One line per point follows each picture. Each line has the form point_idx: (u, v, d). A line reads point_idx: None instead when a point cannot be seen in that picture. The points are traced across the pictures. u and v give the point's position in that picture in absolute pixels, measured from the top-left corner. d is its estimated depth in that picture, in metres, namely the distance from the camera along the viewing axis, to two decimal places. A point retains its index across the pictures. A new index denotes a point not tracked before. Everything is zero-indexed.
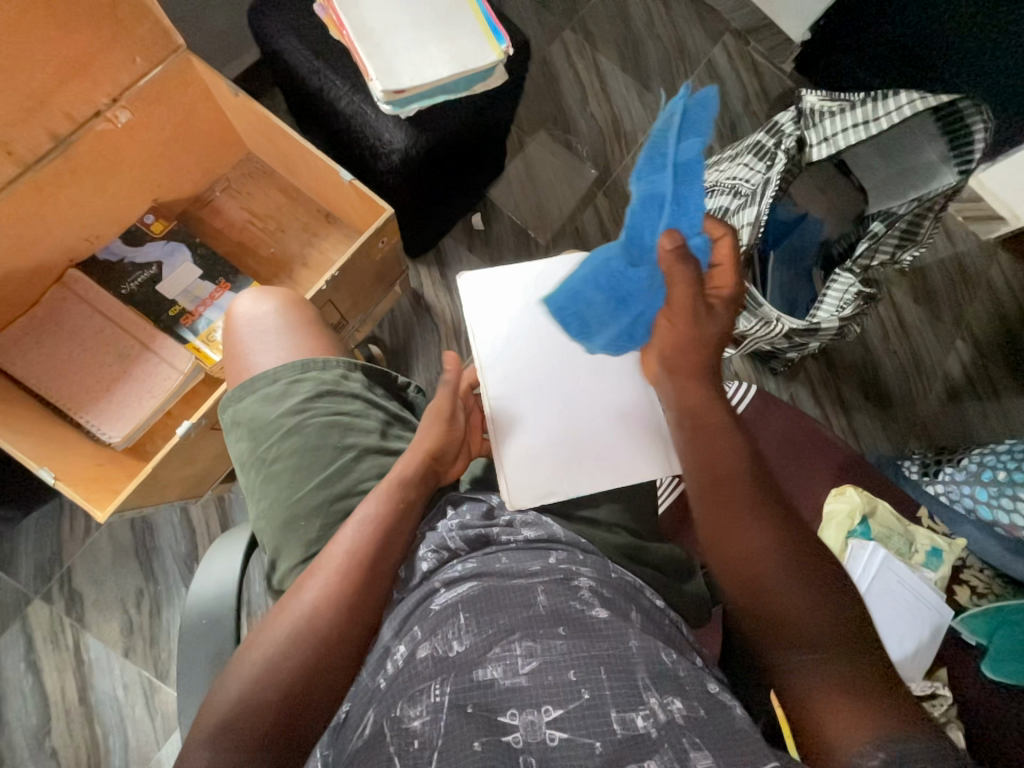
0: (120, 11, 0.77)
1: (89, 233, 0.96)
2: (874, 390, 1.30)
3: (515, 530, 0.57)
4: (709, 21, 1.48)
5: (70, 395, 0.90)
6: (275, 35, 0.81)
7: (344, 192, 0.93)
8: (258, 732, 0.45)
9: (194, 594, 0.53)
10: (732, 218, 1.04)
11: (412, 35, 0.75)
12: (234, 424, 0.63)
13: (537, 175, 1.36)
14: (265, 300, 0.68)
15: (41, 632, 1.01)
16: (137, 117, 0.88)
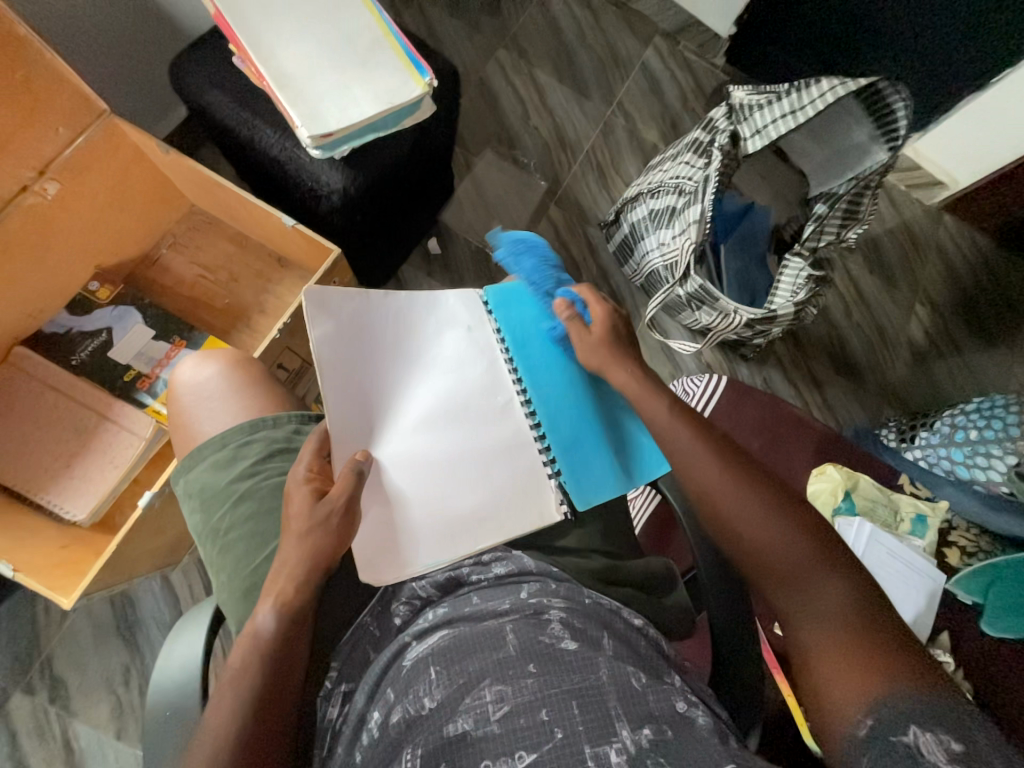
0: (34, 86, 0.76)
1: (33, 308, 0.93)
2: (843, 363, 1.32)
3: (485, 567, 0.56)
4: (638, 25, 1.51)
5: (29, 477, 0.87)
6: (199, 90, 0.81)
7: (290, 236, 0.92)
8: None
9: (161, 679, 0.51)
10: (680, 216, 1.06)
11: (333, 77, 0.75)
12: (187, 495, 0.61)
13: (489, 194, 1.37)
14: (208, 363, 0.66)
15: (25, 726, 0.96)
16: (67, 186, 0.86)
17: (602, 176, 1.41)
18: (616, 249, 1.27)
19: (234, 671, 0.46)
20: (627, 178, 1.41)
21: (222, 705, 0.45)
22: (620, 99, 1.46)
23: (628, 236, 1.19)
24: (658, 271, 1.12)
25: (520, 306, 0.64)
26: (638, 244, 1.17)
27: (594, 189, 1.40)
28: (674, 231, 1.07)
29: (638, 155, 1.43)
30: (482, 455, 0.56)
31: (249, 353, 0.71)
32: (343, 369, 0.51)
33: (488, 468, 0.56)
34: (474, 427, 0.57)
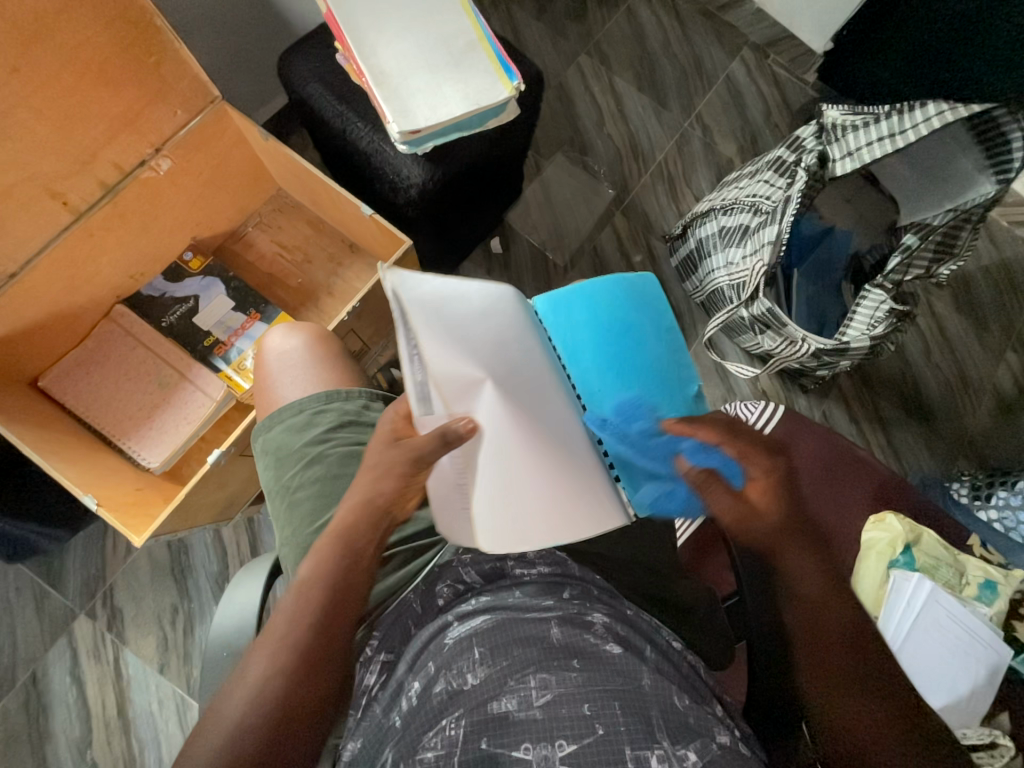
0: (163, 70, 0.83)
1: (135, 270, 1.02)
2: (916, 407, 1.23)
3: (530, 563, 0.57)
4: (726, 37, 1.47)
5: (115, 422, 0.96)
6: (302, 82, 0.86)
7: (366, 225, 0.97)
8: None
9: (220, 620, 0.55)
10: (752, 236, 1.02)
11: (427, 76, 0.78)
12: (262, 452, 0.65)
13: (555, 198, 1.38)
14: (293, 335, 0.71)
15: (85, 647, 1.07)
16: (177, 163, 0.94)
17: (673, 188, 1.38)
18: (679, 264, 1.24)
19: None
20: (698, 191, 1.38)
21: None
22: (700, 111, 1.43)
23: (695, 252, 1.17)
24: (722, 290, 1.08)
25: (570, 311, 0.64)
26: (704, 260, 1.14)
27: (663, 200, 1.38)
28: (745, 251, 1.03)
29: (712, 169, 1.40)
30: (581, 436, 0.54)
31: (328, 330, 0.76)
32: (454, 334, 0.48)
33: (588, 449, 0.54)
34: (572, 411, 0.54)
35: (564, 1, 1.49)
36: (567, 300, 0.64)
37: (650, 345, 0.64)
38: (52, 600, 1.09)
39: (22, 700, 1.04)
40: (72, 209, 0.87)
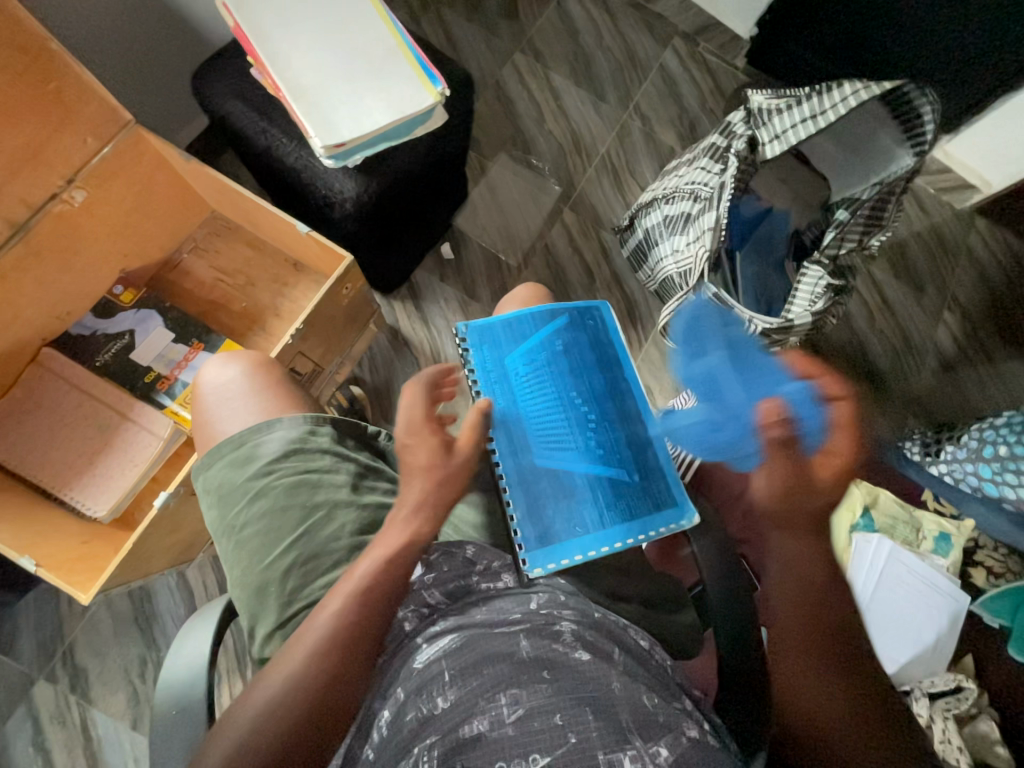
0: (64, 96, 0.78)
1: (60, 310, 0.96)
2: (866, 372, 1.28)
3: (495, 576, 0.57)
4: (656, 27, 1.50)
5: (54, 473, 0.90)
6: (219, 99, 0.83)
7: (305, 243, 0.94)
8: None
9: (167, 677, 0.51)
10: (694, 222, 1.04)
11: (347, 87, 0.76)
12: (204, 491, 0.62)
13: (503, 199, 1.38)
14: (229, 364, 0.68)
15: (47, 713, 1.00)
16: (94, 193, 0.89)
17: (618, 180, 1.40)
18: (630, 255, 1.26)
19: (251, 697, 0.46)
20: (643, 181, 1.40)
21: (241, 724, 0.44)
22: (637, 102, 1.45)
23: (643, 242, 1.18)
24: (672, 278, 1.10)
25: (494, 347, 0.69)
26: (653, 249, 1.15)
27: (609, 193, 1.39)
28: (688, 238, 1.05)
29: (654, 158, 1.42)
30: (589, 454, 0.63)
31: (269, 355, 0.72)
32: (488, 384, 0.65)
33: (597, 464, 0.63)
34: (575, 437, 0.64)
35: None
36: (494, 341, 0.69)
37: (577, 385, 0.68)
38: (7, 668, 1.02)
39: None
40: None
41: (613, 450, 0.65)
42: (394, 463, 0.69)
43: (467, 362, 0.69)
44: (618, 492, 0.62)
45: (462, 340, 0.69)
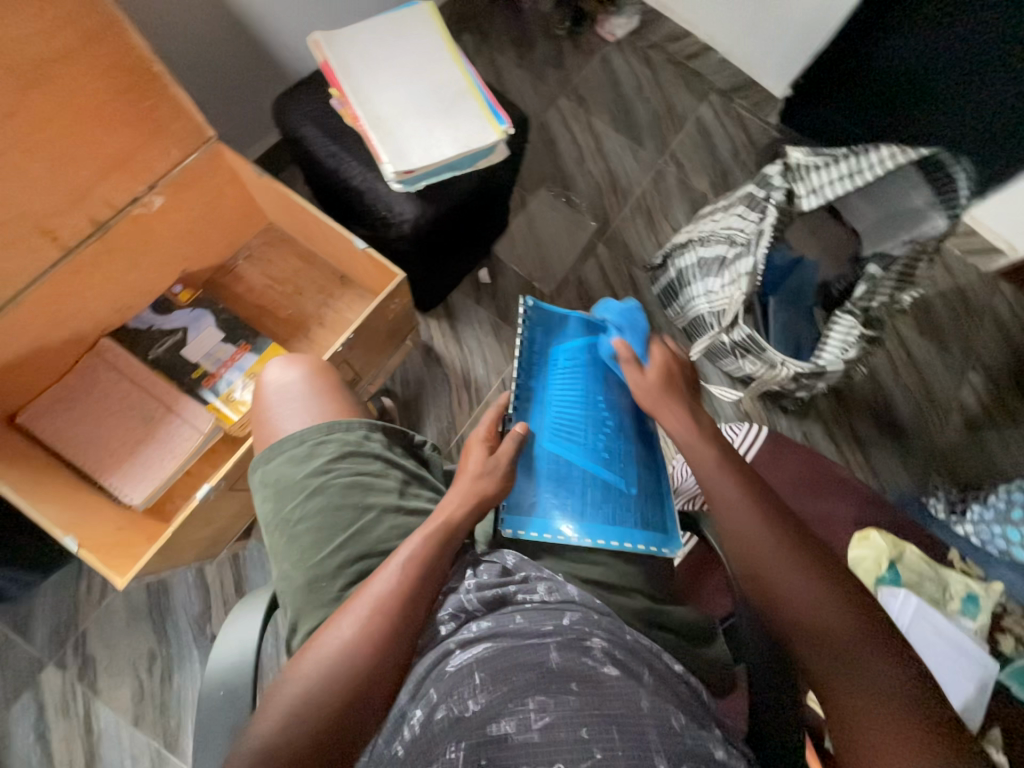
0: (158, 113, 0.85)
1: (123, 304, 1.01)
2: (889, 425, 1.29)
3: (532, 587, 0.54)
4: (695, 83, 1.59)
5: (94, 459, 0.93)
6: (296, 123, 0.89)
7: (359, 259, 0.98)
8: None
9: (216, 660, 0.52)
10: (730, 267, 1.08)
11: (420, 120, 0.82)
12: (261, 483, 0.63)
13: (540, 230, 1.44)
14: (292, 367, 0.70)
15: (52, 700, 1.00)
16: (170, 199, 0.95)
17: (651, 221, 1.46)
18: (661, 292, 1.30)
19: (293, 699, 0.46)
20: (675, 224, 1.46)
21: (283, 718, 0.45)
22: (673, 150, 1.53)
23: (675, 281, 1.22)
24: (703, 316, 1.14)
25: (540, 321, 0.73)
26: (685, 289, 1.19)
27: (642, 232, 1.45)
28: (723, 281, 1.08)
29: (687, 203, 1.48)
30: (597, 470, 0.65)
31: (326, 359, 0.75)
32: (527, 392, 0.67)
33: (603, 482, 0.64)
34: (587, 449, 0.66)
35: (543, 48, 1.59)
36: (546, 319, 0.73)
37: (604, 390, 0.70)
38: (18, 651, 1.02)
39: None
40: (61, 245, 0.86)
41: (615, 457, 0.66)
42: (436, 474, 0.71)
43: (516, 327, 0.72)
44: (608, 495, 0.64)
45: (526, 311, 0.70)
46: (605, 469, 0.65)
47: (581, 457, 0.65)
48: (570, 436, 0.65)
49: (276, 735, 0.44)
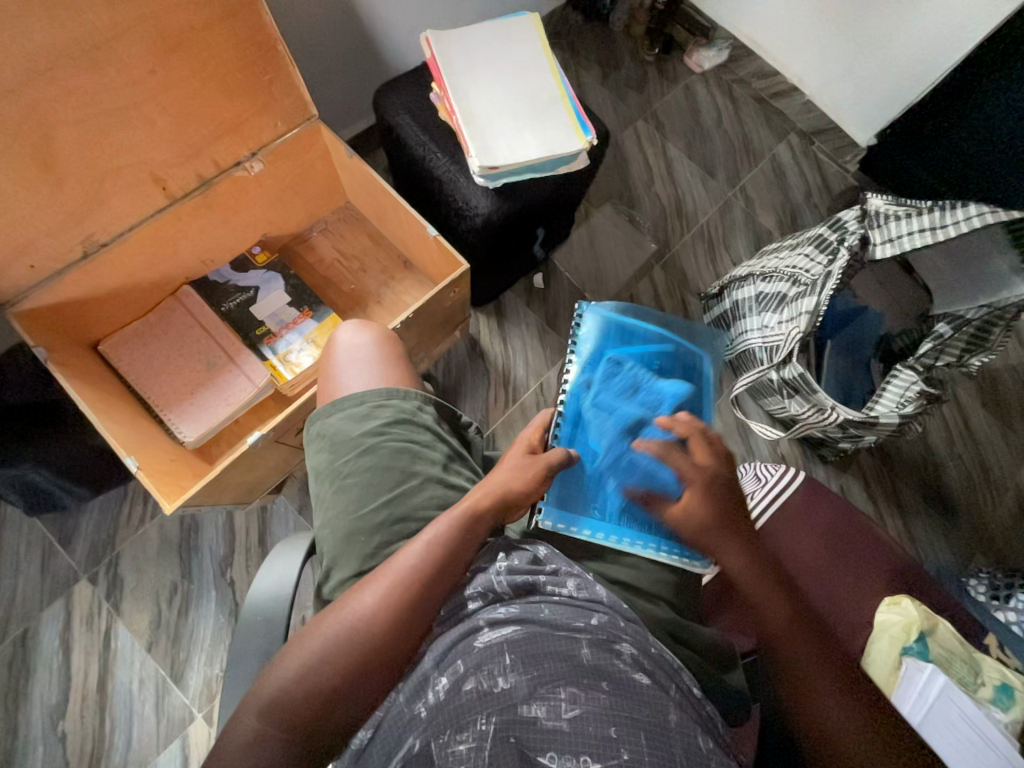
0: (273, 87, 0.93)
1: (207, 257, 1.09)
2: (935, 494, 1.22)
3: (561, 581, 0.55)
4: (776, 122, 1.59)
5: (159, 394, 1.00)
6: (393, 110, 0.94)
7: (427, 245, 1.03)
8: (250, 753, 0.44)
9: (256, 593, 0.55)
10: (789, 305, 1.06)
11: (511, 122, 0.86)
12: (319, 435, 0.67)
13: (600, 244, 1.45)
14: (364, 332, 0.74)
15: (79, 612, 1.06)
16: (268, 167, 1.02)
17: (712, 251, 1.46)
18: (712, 322, 1.29)
19: (315, 651, 0.47)
20: (735, 256, 1.45)
21: (303, 669, 0.47)
22: (744, 184, 1.52)
23: (729, 312, 1.21)
24: (754, 351, 1.12)
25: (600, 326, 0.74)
26: (738, 321, 1.18)
27: (701, 261, 1.45)
28: (780, 317, 1.07)
29: (751, 238, 1.47)
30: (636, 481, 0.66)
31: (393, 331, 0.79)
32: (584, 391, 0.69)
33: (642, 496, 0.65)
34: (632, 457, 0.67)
35: (628, 70, 1.62)
36: (605, 329, 0.74)
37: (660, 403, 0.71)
38: (57, 560, 1.09)
39: (9, 657, 1.03)
40: (168, 195, 0.94)
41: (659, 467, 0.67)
42: (475, 456, 0.73)
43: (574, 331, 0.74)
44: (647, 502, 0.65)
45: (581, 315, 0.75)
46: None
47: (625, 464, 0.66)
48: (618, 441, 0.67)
49: (299, 676, 0.46)
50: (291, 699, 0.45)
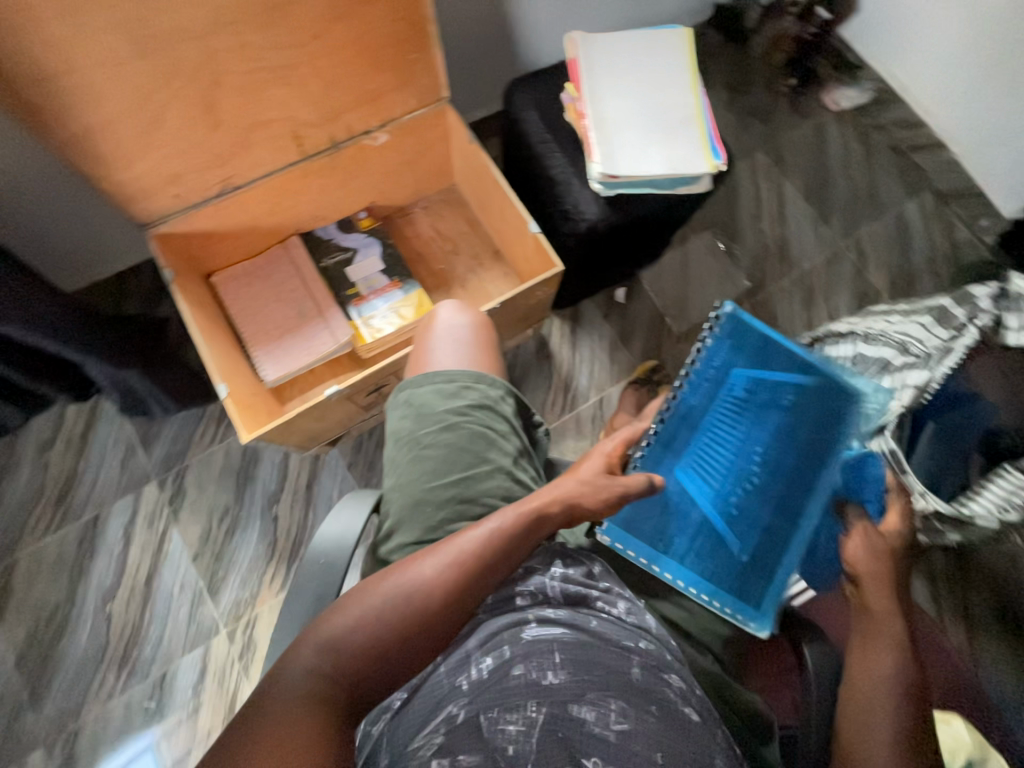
0: (415, 65, 0.96)
1: (319, 214, 1.16)
2: (1012, 615, 1.09)
3: (612, 600, 0.56)
4: (910, 177, 1.47)
5: (255, 332, 1.07)
6: (522, 104, 0.96)
7: (526, 240, 1.03)
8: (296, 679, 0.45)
9: (322, 537, 0.58)
10: (893, 374, 0.95)
11: (640, 137, 0.87)
12: (404, 401, 0.69)
13: (691, 270, 1.40)
14: (464, 315, 0.76)
15: (144, 510, 1.17)
16: (392, 139, 1.07)
17: (809, 299, 1.37)
18: None
19: (374, 604, 0.49)
20: (834, 310, 1.36)
21: (361, 620, 0.48)
22: (860, 236, 1.42)
23: None
24: None
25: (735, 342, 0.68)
26: None
27: (795, 308, 1.37)
28: (879, 385, 0.96)
29: (855, 294, 1.37)
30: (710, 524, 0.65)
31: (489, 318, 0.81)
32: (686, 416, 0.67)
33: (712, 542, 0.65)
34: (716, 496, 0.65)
35: (759, 97, 1.55)
36: (739, 348, 0.68)
37: (773, 445, 0.66)
38: (135, 460, 1.20)
39: (80, 534, 1.15)
40: (301, 151, 1.00)
41: (744, 515, 0.65)
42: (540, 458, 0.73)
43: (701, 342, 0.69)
44: (715, 547, 0.65)
45: (719, 318, 0.68)
46: (725, 525, 0.65)
47: (706, 502, 0.65)
48: (704, 477, 0.66)
49: (358, 622, 0.48)
50: (343, 645, 0.47)
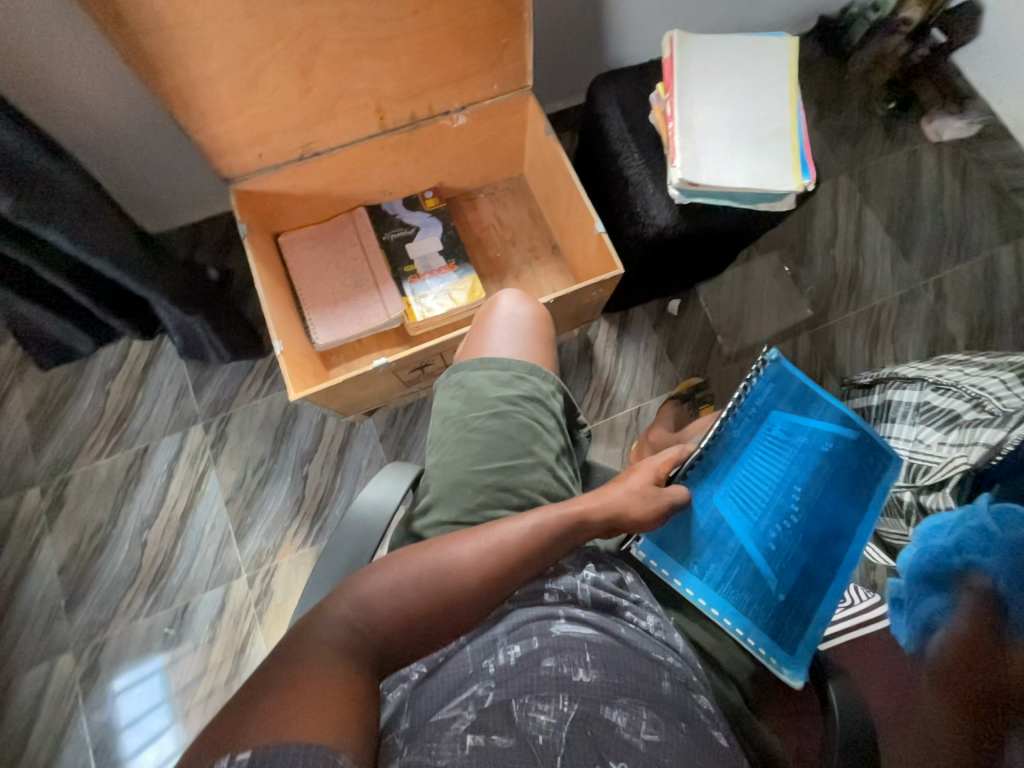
0: (505, 51, 0.96)
1: (387, 188, 1.18)
2: None
3: (642, 612, 0.56)
4: (1008, 221, 1.36)
5: (313, 295, 1.11)
6: (606, 100, 0.94)
7: (589, 239, 1.02)
8: (330, 630, 0.46)
9: (362, 501, 0.60)
10: (961, 429, 0.86)
11: (726, 145, 0.83)
12: (456, 382, 0.69)
13: (751, 290, 1.35)
14: (524, 305, 0.76)
15: (187, 450, 1.23)
16: (470, 122, 1.07)
17: (875, 337, 1.30)
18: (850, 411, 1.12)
19: (410, 574, 0.50)
20: (901, 352, 1.28)
21: (395, 588, 0.49)
22: (942, 278, 1.33)
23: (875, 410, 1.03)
24: None
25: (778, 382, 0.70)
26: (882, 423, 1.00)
27: (858, 344, 1.30)
28: (945, 438, 0.87)
29: (927, 338, 1.29)
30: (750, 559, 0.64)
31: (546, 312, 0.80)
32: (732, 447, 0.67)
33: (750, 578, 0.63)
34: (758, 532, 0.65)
35: (852, 117, 1.46)
36: (782, 387, 0.70)
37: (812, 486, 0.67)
38: (185, 401, 1.27)
39: (128, 463, 1.22)
40: (382, 124, 1.02)
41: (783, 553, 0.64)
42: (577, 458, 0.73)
43: (747, 377, 0.70)
44: (755, 583, 0.63)
45: (765, 361, 0.71)
46: (764, 559, 0.64)
47: (748, 535, 0.64)
48: (745, 508, 0.65)
49: (395, 587, 0.49)
50: (376, 609, 0.48)
